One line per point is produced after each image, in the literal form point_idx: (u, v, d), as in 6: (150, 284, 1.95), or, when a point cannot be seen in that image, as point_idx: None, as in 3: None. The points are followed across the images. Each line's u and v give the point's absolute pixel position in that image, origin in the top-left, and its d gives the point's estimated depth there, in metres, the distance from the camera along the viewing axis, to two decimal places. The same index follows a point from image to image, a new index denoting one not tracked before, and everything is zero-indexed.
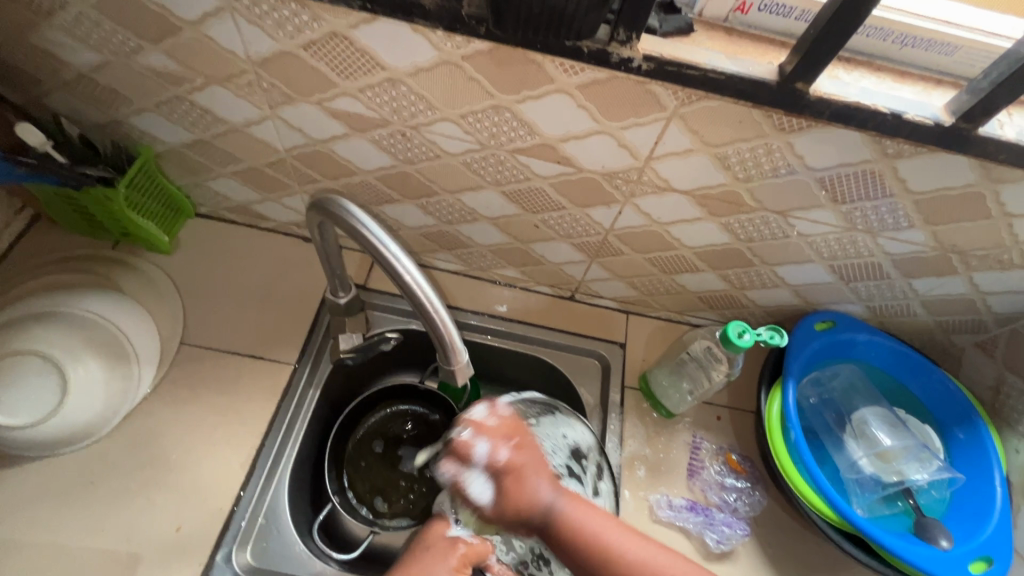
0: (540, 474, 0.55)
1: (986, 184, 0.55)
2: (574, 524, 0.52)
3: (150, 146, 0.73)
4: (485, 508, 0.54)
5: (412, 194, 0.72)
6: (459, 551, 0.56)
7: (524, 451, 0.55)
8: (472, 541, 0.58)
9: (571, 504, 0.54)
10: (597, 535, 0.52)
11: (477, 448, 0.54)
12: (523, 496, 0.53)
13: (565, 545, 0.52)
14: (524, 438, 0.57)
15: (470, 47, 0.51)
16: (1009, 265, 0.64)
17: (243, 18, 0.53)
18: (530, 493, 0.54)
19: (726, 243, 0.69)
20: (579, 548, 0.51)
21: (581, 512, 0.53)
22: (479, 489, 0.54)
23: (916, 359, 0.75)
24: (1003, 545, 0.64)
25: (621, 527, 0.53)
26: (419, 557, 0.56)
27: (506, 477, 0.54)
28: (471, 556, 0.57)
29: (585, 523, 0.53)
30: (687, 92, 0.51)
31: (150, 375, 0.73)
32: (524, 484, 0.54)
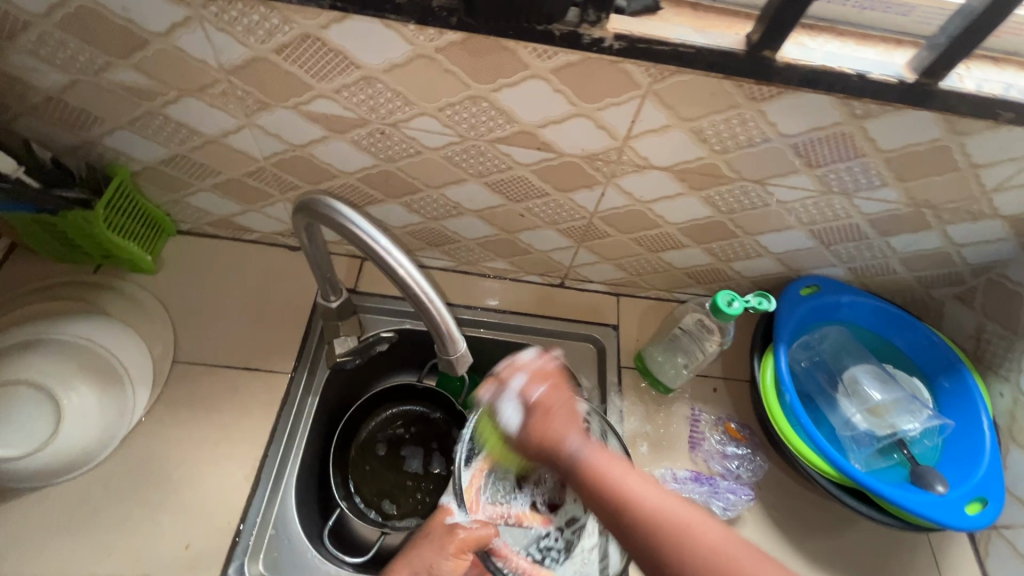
0: (569, 417, 0.54)
1: (951, 137, 0.57)
2: (597, 470, 0.49)
3: (126, 165, 0.72)
4: (517, 414, 0.54)
5: (395, 193, 0.72)
6: (454, 538, 0.57)
7: (558, 393, 0.55)
8: (470, 527, 0.58)
9: (597, 453, 0.51)
10: (618, 481, 0.49)
11: (509, 386, 0.55)
12: (548, 421, 0.53)
13: (589, 484, 0.49)
14: (569, 388, 0.56)
15: (443, 39, 0.51)
16: (980, 215, 0.67)
17: (213, 26, 0.53)
18: (559, 421, 0.53)
19: (709, 216, 0.71)
20: (606, 494, 0.48)
21: (608, 462, 0.50)
22: (512, 405, 0.54)
23: (900, 314, 0.77)
24: (996, 485, 0.66)
25: (654, 486, 0.49)
26: (421, 548, 0.58)
27: (523, 396, 0.54)
28: (468, 543, 0.57)
29: (607, 471, 0.49)
30: (659, 68, 0.52)
31: (144, 397, 0.72)
32: (551, 426, 0.53)
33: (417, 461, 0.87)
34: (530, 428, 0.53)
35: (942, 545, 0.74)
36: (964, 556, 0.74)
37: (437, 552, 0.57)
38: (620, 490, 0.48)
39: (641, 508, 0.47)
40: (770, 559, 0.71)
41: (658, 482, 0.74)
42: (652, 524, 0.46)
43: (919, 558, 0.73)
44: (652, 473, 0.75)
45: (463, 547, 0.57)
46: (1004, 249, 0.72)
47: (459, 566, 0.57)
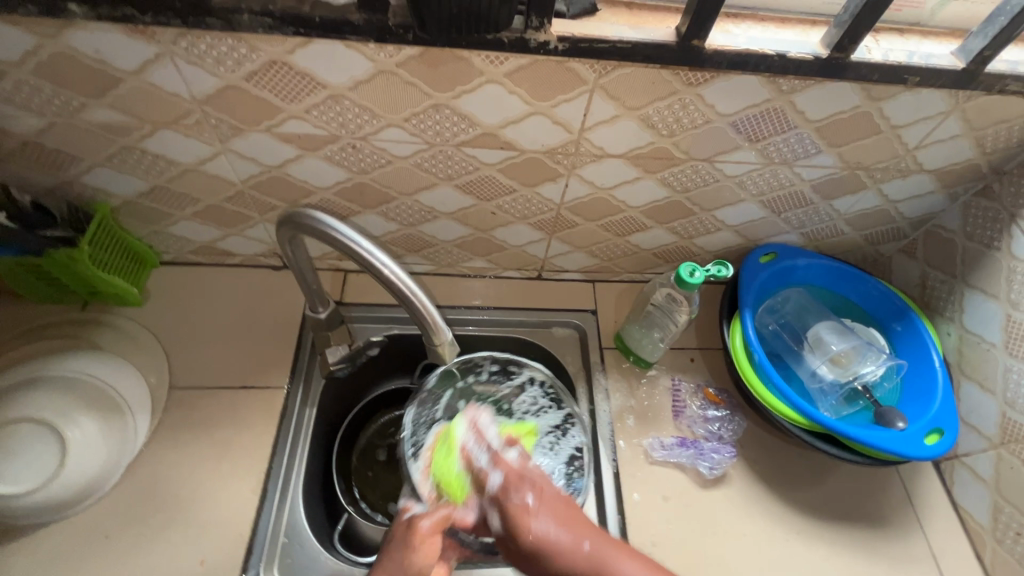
0: (577, 525, 0.54)
1: (870, 103, 0.63)
2: (616, 573, 0.50)
3: (106, 201, 0.75)
4: (530, 528, 0.54)
5: (372, 203, 0.76)
6: (418, 528, 0.61)
7: (540, 501, 0.56)
8: (430, 513, 0.63)
9: (614, 557, 0.51)
10: (595, 561, 0.51)
11: (494, 475, 0.61)
12: (558, 542, 0.52)
13: None
14: (548, 488, 0.59)
15: (402, 54, 0.56)
16: (908, 172, 0.73)
17: (183, 60, 0.56)
18: (573, 533, 0.53)
19: (667, 196, 0.76)
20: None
21: (621, 561, 0.51)
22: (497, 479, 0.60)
23: (851, 271, 0.84)
24: (951, 416, 0.72)
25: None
26: (389, 549, 0.61)
27: (521, 511, 0.55)
28: (434, 526, 0.62)
29: (628, 574, 0.50)
30: (602, 64, 0.57)
31: (145, 423, 0.74)
32: (560, 541, 0.52)
33: None
34: (548, 553, 0.52)
35: (912, 479, 0.80)
36: (934, 486, 0.80)
37: (407, 547, 0.60)
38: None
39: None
40: (757, 510, 0.76)
41: (647, 451, 0.79)
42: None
43: (893, 493, 0.79)
44: (641, 444, 0.79)
45: (429, 532, 0.61)
46: (935, 201, 0.79)
47: (430, 549, 0.61)
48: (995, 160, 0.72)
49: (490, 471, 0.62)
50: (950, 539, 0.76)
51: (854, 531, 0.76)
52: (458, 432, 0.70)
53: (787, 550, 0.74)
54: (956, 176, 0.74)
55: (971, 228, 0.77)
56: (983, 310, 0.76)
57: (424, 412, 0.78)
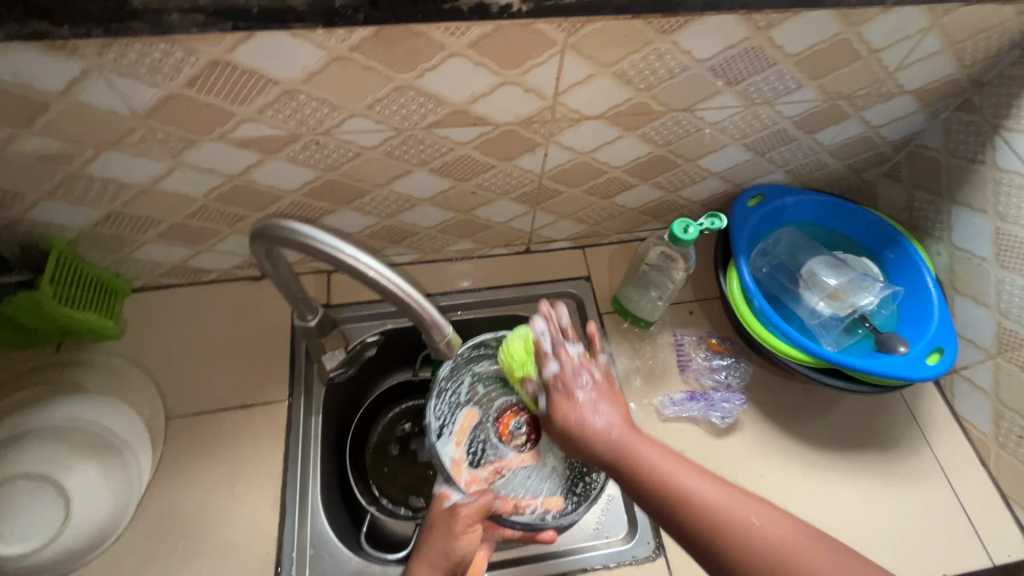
0: (614, 408, 0.62)
1: (849, 29, 0.61)
2: (636, 456, 0.58)
3: (59, 235, 0.70)
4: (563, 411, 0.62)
5: (345, 199, 0.72)
6: (460, 516, 0.62)
7: (594, 389, 0.63)
8: (469, 501, 0.64)
9: (640, 444, 0.59)
10: (663, 476, 0.56)
11: (551, 365, 0.64)
12: (591, 424, 0.60)
13: (631, 475, 0.57)
14: (605, 390, 0.63)
15: (355, 36, 0.51)
16: (889, 96, 0.72)
17: (114, 72, 0.51)
18: (591, 423, 0.61)
19: (650, 152, 0.73)
20: (655, 486, 0.56)
21: (645, 449, 0.58)
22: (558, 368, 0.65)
23: (838, 203, 0.83)
24: (949, 334, 0.73)
25: (679, 460, 0.57)
26: (431, 540, 0.62)
27: (562, 399, 0.63)
28: (473, 514, 0.63)
29: (647, 458, 0.57)
30: (570, 21, 0.53)
31: (147, 459, 0.72)
32: (591, 421, 0.61)
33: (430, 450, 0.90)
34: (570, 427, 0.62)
35: (914, 398, 0.82)
36: (935, 402, 0.82)
37: (449, 535, 0.62)
38: (659, 471, 0.56)
39: (695, 498, 0.54)
40: (772, 450, 0.78)
41: (658, 409, 0.79)
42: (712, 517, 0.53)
43: (898, 415, 0.81)
44: (651, 403, 0.79)
45: (469, 519, 0.63)
46: (917, 122, 0.78)
47: (472, 537, 0.62)
48: (974, 72, 0.71)
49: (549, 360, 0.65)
50: (956, 451, 0.79)
51: (865, 456, 0.78)
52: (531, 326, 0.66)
53: (804, 484, 0.76)
54: (937, 93, 0.73)
55: (953, 145, 0.76)
56: (972, 226, 0.76)
57: (446, 403, 0.78)
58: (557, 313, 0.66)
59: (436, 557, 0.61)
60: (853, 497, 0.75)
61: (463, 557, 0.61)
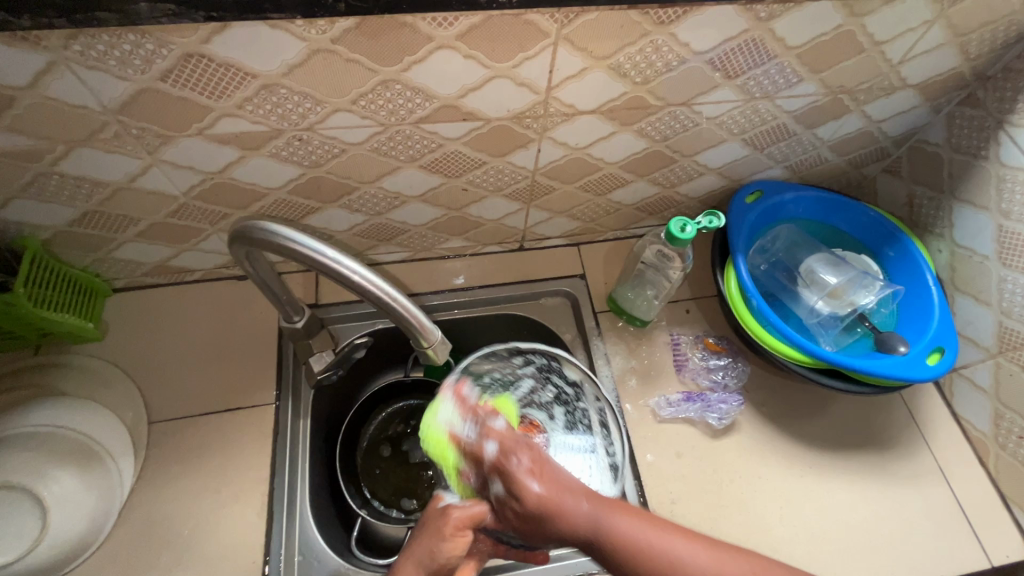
0: (571, 489, 0.51)
1: (852, 20, 0.59)
2: (614, 534, 0.48)
3: (33, 234, 0.67)
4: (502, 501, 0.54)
5: (331, 197, 0.69)
6: (449, 518, 0.55)
7: (535, 458, 0.53)
8: (463, 504, 0.56)
9: (610, 513, 0.49)
10: (638, 542, 0.48)
11: (488, 446, 0.55)
12: (552, 501, 0.50)
13: (610, 554, 0.48)
14: (540, 454, 0.54)
15: (336, 27, 0.49)
16: (892, 89, 0.70)
17: (82, 65, 0.48)
18: (548, 506, 0.50)
19: (646, 147, 0.71)
20: (642, 565, 0.47)
21: (618, 518, 0.49)
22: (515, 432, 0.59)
23: (837, 200, 0.82)
24: (950, 334, 0.71)
25: (657, 526, 0.49)
26: (418, 539, 0.57)
27: (516, 483, 0.51)
28: (465, 519, 0.55)
29: (626, 531, 0.48)
30: (563, 12, 0.51)
31: (130, 466, 0.70)
32: (560, 502, 0.50)
33: (422, 451, 0.88)
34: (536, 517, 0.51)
35: (913, 398, 0.81)
36: (934, 401, 0.81)
37: (436, 536, 0.55)
38: (640, 545, 0.48)
39: (662, 554, 0.47)
40: (769, 452, 0.77)
41: (654, 410, 0.77)
42: None
43: (897, 415, 0.80)
44: (647, 404, 0.78)
45: (461, 524, 0.55)
46: (919, 116, 0.76)
47: (459, 544, 0.55)
48: (979, 66, 0.69)
49: (483, 443, 0.55)
50: (954, 451, 0.78)
51: (864, 457, 0.77)
52: (440, 411, 0.60)
53: (802, 486, 0.75)
54: (940, 87, 0.71)
55: (956, 140, 0.75)
56: (974, 223, 0.75)
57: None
58: (468, 393, 0.62)
59: (419, 556, 0.55)
60: (851, 498, 0.74)
61: (447, 562, 0.55)
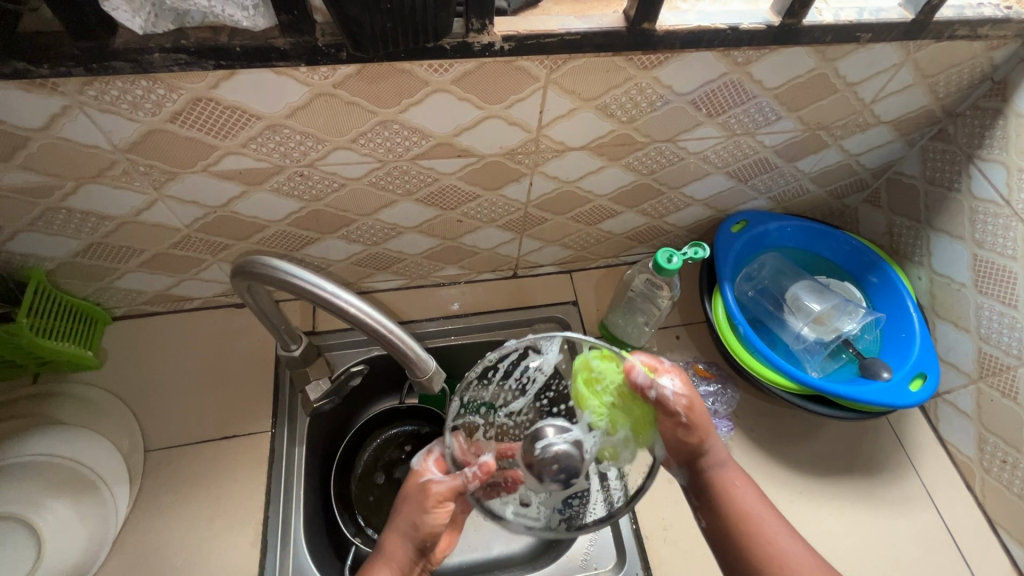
0: (711, 431, 0.60)
1: (825, 64, 0.62)
2: (731, 489, 0.60)
3: (38, 266, 0.69)
4: (669, 403, 0.58)
5: (331, 228, 0.72)
6: (431, 493, 0.59)
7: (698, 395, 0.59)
8: (444, 479, 0.59)
9: (737, 475, 0.60)
10: (746, 510, 0.58)
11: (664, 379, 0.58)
12: (702, 423, 0.59)
13: (717, 492, 0.60)
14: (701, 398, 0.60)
15: (338, 73, 0.51)
16: (867, 126, 0.73)
17: (95, 109, 0.51)
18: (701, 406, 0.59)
19: (634, 180, 0.74)
20: (742, 521, 0.58)
21: (743, 484, 0.60)
22: (672, 386, 0.58)
23: (819, 229, 0.85)
24: (931, 359, 0.74)
25: (775, 514, 0.58)
26: (403, 510, 0.60)
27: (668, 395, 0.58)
28: (445, 492, 0.59)
29: (741, 496, 0.59)
30: (552, 58, 0.54)
31: (125, 494, 0.70)
32: (705, 430, 0.60)
33: None
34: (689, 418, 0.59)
35: (900, 423, 0.83)
36: (920, 425, 0.82)
37: (420, 508, 0.59)
38: (747, 513, 0.58)
39: (762, 531, 0.57)
40: (760, 477, 0.78)
41: None
42: (777, 557, 0.55)
43: (884, 439, 0.81)
44: None
45: (441, 500, 0.59)
46: (894, 150, 0.79)
47: (442, 515, 0.59)
48: (948, 103, 0.72)
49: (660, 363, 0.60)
50: (943, 476, 0.79)
51: (853, 482, 0.78)
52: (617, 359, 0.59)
53: (794, 511, 0.75)
54: (913, 124, 0.75)
55: (930, 172, 0.78)
56: (950, 252, 0.78)
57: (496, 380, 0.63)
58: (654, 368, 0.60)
59: (408, 531, 0.59)
60: (842, 524, 0.75)
61: (433, 534, 0.59)
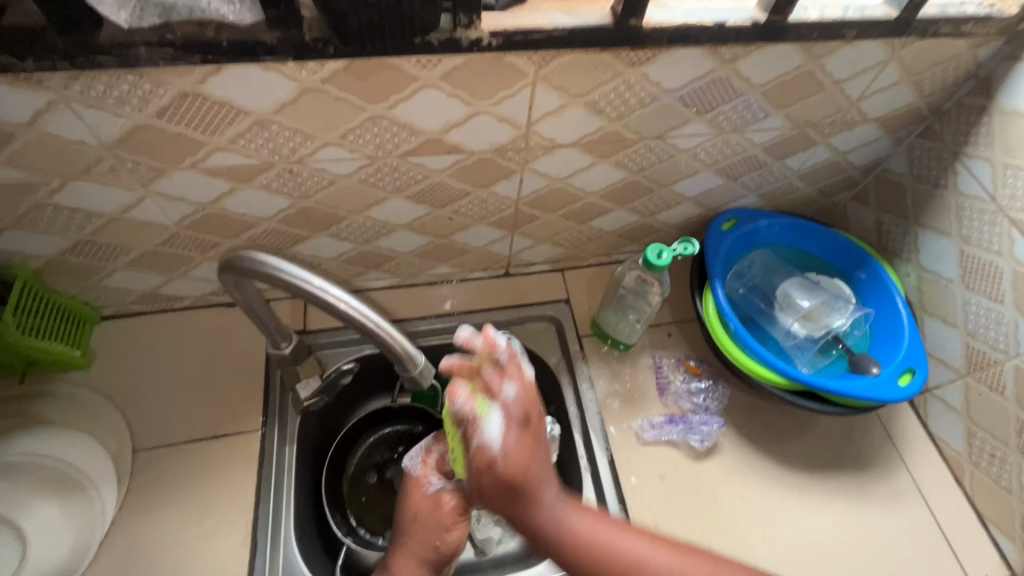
0: (523, 450, 0.55)
1: (811, 62, 0.63)
2: (545, 525, 0.55)
3: (25, 264, 0.68)
4: (483, 443, 0.53)
5: (321, 226, 0.71)
6: (445, 509, 0.66)
7: (531, 409, 0.55)
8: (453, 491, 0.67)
9: (553, 498, 0.56)
10: (574, 528, 0.55)
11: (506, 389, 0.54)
12: (507, 460, 0.54)
13: (545, 538, 0.56)
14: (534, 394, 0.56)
15: (326, 69, 0.51)
16: (854, 123, 0.74)
17: (81, 104, 0.51)
18: (524, 455, 0.55)
19: (624, 177, 0.74)
20: (586, 553, 0.55)
21: (559, 505, 0.56)
22: (495, 424, 0.53)
23: (808, 226, 0.85)
24: (920, 355, 0.74)
25: (607, 523, 0.57)
26: (414, 533, 0.65)
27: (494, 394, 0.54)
28: (457, 506, 0.66)
29: (581, 530, 0.56)
30: (541, 54, 0.54)
31: (112, 494, 0.69)
32: (518, 467, 0.54)
33: (408, 476, 0.88)
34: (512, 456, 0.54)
35: (889, 418, 0.83)
36: (910, 421, 0.83)
37: (438, 530, 0.65)
38: (583, 539, 0.55)
39: (590, 544, 0.55)
40: (751, 473, 0.78)
41: (638, 433, 0.79)
42: (616, 561, 0.54)
43: (874, 434, 0.82)
44: (631, 427, 0.79)
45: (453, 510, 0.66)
46: (882, 147, 0.80)
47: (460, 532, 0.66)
48: (934, 101, 0.73)
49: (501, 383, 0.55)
50: (932, 470, 0.79)
51: (844, 478, 0.78)
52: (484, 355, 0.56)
53: (785, 507, 0.76)
54: (900, 121, 0.76)
55: (917, 170, 0.79)
56: (938, 248, 0.78)
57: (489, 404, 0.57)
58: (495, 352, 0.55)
59: (430, 552, 0.64)
60: (832, 519, 0.75)
61: (454, 548, 0.66)
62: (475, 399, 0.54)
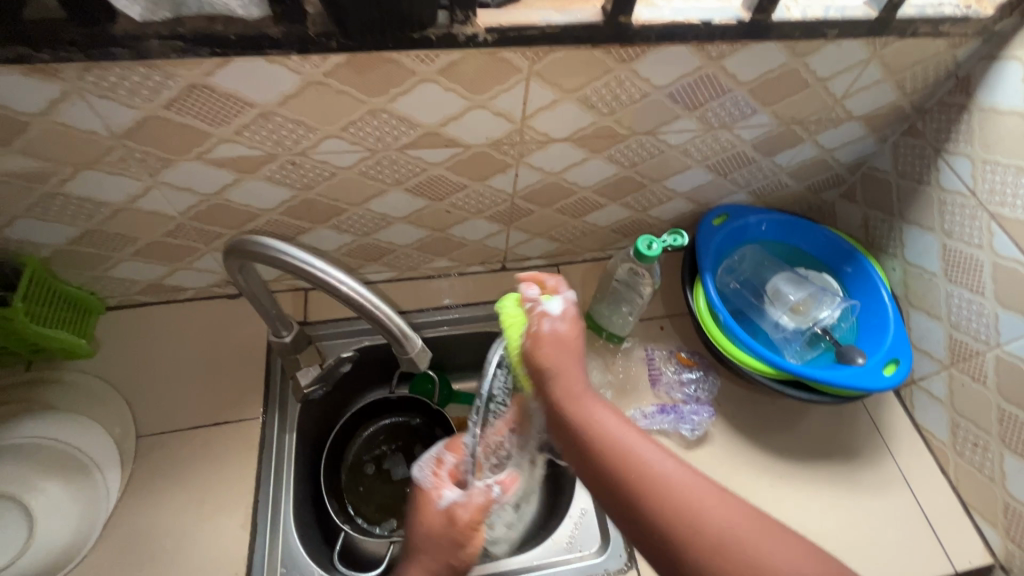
0: (571, 352, 0.58)
1: (796, 60, 0.65)
2: (593, 423, 0.55)
3: (35, 253, 0.70)
4: (540, 326, 0.58)
5: (322, 218, 0.74)
6: (460, 522, 0.58)
7: (575, 333, 0.59)
8: (468, 502, 0.59)
9: (596, 405, 0.57)
10: (613, 436, 0.55)
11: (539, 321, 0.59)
12: (564, 340, 0.58)
13: (585, 435, 0.55)
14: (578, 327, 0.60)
15: (329, 63, 0.54)
16: (840, 121, 0.76)
17: (94, 95, 0.53)
18: (577, 336, 0.59)
19: (617, 172, 0.77)
20: (613, 454, 0.53)
21: (606, 416, 0.56)
22: (558, 308, 0.60)
23: (796, 222, 0.87)
24: (904, 346, 0.76)
25: (648, 440, 0.55)
26: (428, 551, 0.57)
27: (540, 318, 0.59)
28: (474, 517, 0.58)
29: (607, 425, 0.55)
30: (534, 50, 0.57)
31: (117, 478, 0.71)
32: (566, 367, 0.57)
33: (404, 467, 0.90)
34: (558, 342, 0.58)
35: (876, 410, 0.85)
36: (897, 412, 0.85)
37: (454, 544, 0.57)
38: (612, 433, 0.55)
39: (629, 455, 0.53)
40: (741, 462, 0.79)
41: (630, 422, 0.81)
42: (660, 480, 0.51)
43: (861, 425, 0.83)
44: (623, 417, 0.81)
45: (474, 523, 0.58)
46: (867, 145, 0.82)
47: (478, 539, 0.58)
48: (916, 99, 0.76)
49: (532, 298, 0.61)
50: (917, 460, 0.81)
51: (831, 468, 0.80)
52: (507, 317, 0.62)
53: (773, 495, 0.77)
54: (884, 119, 0.78)
55: (902, 166, 0.81)
56: (921, 243, 0.80)
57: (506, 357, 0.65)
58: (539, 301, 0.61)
59: (444, 570, 0.57)
60: (820, 507, 0.77)
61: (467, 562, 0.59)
62: (543, 294, 0.61)
